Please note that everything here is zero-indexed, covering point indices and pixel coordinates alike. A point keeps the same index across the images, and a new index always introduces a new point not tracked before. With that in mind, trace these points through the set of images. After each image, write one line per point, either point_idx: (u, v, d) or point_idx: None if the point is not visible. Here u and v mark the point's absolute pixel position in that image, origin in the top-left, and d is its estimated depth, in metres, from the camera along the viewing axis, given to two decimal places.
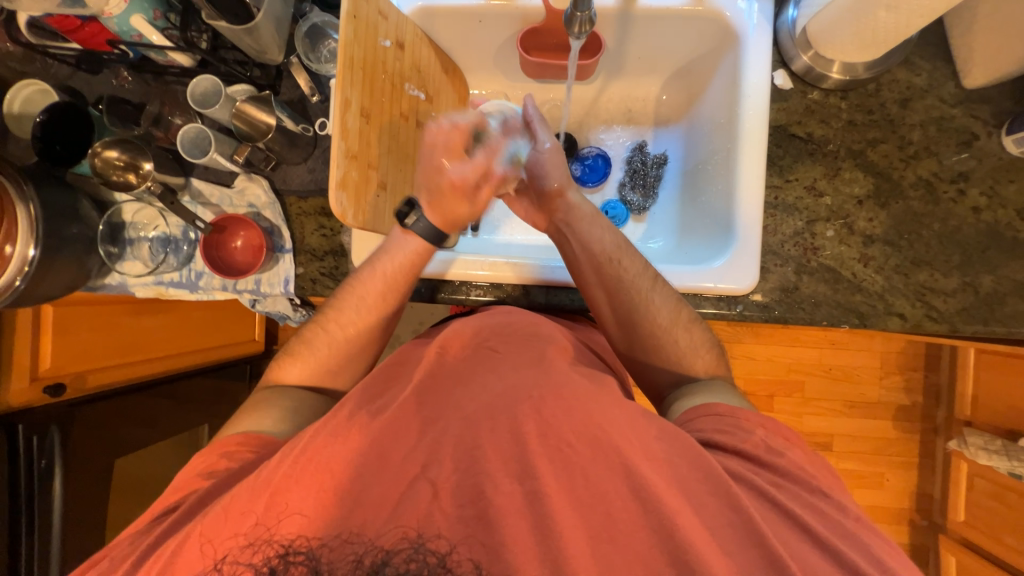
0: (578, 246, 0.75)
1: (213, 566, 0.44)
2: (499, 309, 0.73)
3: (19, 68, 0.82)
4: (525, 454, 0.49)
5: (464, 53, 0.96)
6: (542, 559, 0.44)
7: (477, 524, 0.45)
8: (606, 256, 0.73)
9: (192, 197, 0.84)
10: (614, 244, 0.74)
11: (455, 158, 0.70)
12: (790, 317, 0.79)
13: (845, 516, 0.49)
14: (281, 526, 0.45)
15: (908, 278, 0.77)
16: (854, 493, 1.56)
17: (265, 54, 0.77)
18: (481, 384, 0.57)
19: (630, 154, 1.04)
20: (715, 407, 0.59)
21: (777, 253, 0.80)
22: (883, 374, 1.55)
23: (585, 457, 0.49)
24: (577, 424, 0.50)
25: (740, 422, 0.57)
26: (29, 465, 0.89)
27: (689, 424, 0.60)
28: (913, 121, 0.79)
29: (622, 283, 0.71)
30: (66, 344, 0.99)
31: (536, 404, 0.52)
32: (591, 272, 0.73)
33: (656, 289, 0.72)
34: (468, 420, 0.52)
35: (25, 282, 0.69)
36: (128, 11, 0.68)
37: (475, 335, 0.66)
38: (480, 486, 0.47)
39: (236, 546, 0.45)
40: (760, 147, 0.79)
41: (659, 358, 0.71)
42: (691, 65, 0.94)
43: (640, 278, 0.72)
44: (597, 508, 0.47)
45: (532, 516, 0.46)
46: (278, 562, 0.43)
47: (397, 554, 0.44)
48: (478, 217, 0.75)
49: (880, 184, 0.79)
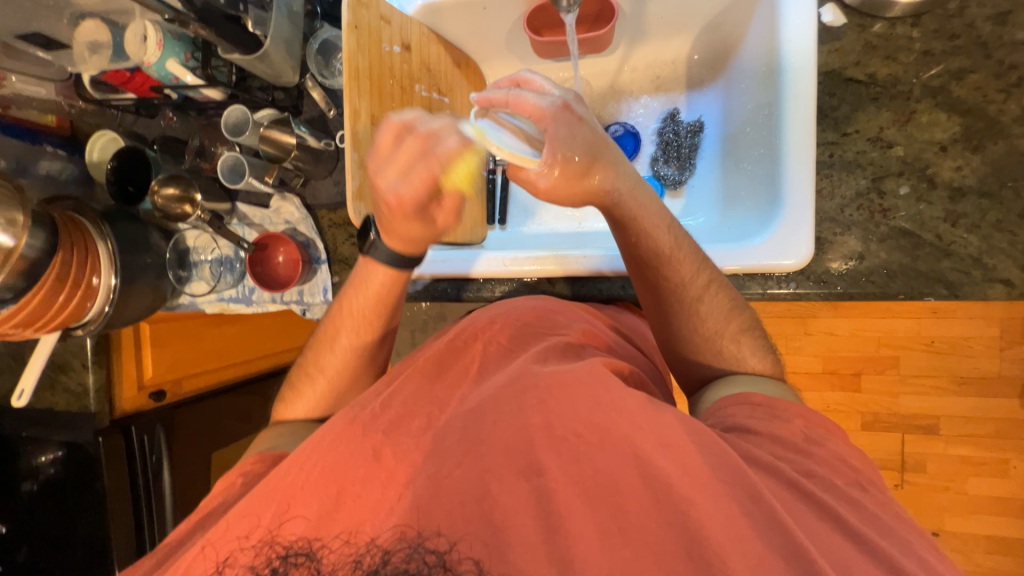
0: (629, 251, 0.66)
1: (217, 566, 0.51)
2: (515, 302, 0.74)
3: (94, 121, 0.93)
4: (533, 453, 0.50)
5: (476, 44, 0.94)
6: (549, 558, 0.45)
7: (480, 522, 0.48)
8: (659, 262, 0.65)
9: (239, 219, 0.92)
10: (651, 221, 0.64)
11: (392, 170, 0.56)
12: (857, 293, 0.69)
13: (883, 535, 0.45)
14: (283, 530, 0.51)
15: (1014, 237, 0.63)
16: (968, 482, 1.35)
17: (281, 78, 0.81)
18: (494, 384, 0.59)
19: (661, 125, 0.96)
20: (750, 396, 0.58)
21: (835, 219, 0.69)
22: (1004, 345, 1.30)
23: (592, 448, 0.49)
24: (583, 417, 0.51)
25: (776, 411, 0.56)
26: (144, 460, 1.04)
27: (721, 410, 0.59)
28: (1016, 39, 0.64)
29: (665, 285, 0.66)
30: (162, 356, 1.11)
31: (542, 396, 0.53)
32: (632, 262, 0.67)
33: (709, 295, 0.65)
34: (477, 421, 0.54)
35: (112, 307, 0.80)
36: (163, 57, 0.74)
37: (491, 329, 0.68)
38: (486, 485, 0.49)
39: (241, 548, 0.51)
40: (809, 101, 0.68)
41: (696, 350, 0.68)
42: (724, 15, 0.83)
43: (692, 283, 0.65)
44: (607, 505, 0.47)
45: (537, 512, 0.47)
46: (280, 563, 0.49)
47: (396, 553, 0.47)
48: (441, 230, 0.66)
49: (971, 124, 0.65)
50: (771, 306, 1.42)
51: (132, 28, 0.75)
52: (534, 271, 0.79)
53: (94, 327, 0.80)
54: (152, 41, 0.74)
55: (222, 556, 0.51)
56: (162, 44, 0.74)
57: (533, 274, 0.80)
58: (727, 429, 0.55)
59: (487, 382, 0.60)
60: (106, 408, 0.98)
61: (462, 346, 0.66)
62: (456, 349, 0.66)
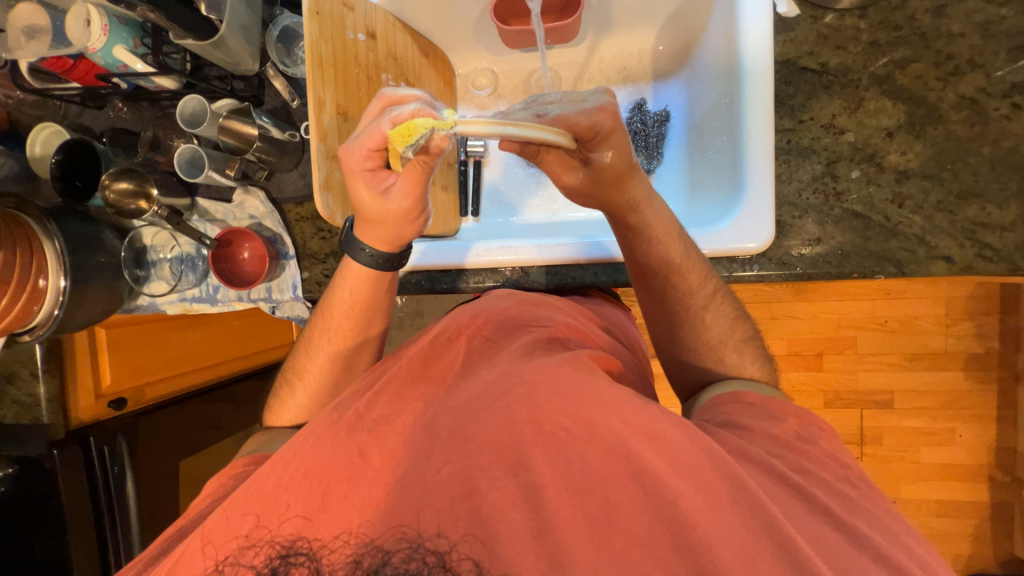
0: (641, 258, 0.68)
1: (216, 565, 0.49)
2: (492, 295, 0.74)
3: (36, 113, 0.87)
4: (520, 447, 0.50)
5: (443, 33, 0.93)
6: (539, 551, 0.45)
7: (470, 519, 0.47)
8: (670, 269, 0.67)
9: (200, 215, 0.88)
10: (663, 230, 0.67)
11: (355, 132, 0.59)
12: (816, 274, 0.72)
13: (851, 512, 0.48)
14: (282, 528, 0.49)
15: (954, 216, 0.68)
16: (920, 450, 1.45)
17: (239, 66, 0.78)
18: (479, 378, 0.58)
19: (630, 115, 0.97)
20: (745, 395, 0.61)
21: (794, 203, 0.72)
22: (949, 321, 1.39)
23: (579, 442, 0.49)
24: (569, 411, 0.51)
25: (771, 411, 0.59)
26: (103, 472, 0.99)
27: (715, 408, 0.62)
28: (951, 31, 0.68)
29: (671, 291, 0.68)
30: (121, 362, 1.06)
31: (527, 389, 0.53)
32: (640, 272, 0.70)
33: (715, 303, 0.69)
34: (462, 418, 0.53)
35: (63, 310, 0.75)
36: (109, 44, 0.71)
37: (475, 325, 0.67)
38: (474, 482, 0.48)
39: (239, 548, 0.49)
40: (767, 89, 0.71)
41: (687, 347, 0.70)
42: (687, 6, 0.85)
43: (699, 290, 0.68)
44: (595, 495, 0.47)
45: (526, 507, 0.47)
46: (279, 562, 0.48)
47: (396, 553, 0.46)
48: (400, 216, 0.63)
49: (914, 111, 0.69)
50: (738, 292, 1.47)
51: (74, 10, 0.71)
52: (509, 260, 0.79)
53: (44, 332, 0.75)
54: (96, 26, 0.70)
55: (220, 554, 0.49)
56: (108, 30, 0.70)
57: (508, 263, 0.80)
58: (719, 424, 0.59)
59: (469, 377, 0.59)
60: (60, 419, 0.93)
61: (447, 343, 0.65)
62: (440, 345, 0.65)
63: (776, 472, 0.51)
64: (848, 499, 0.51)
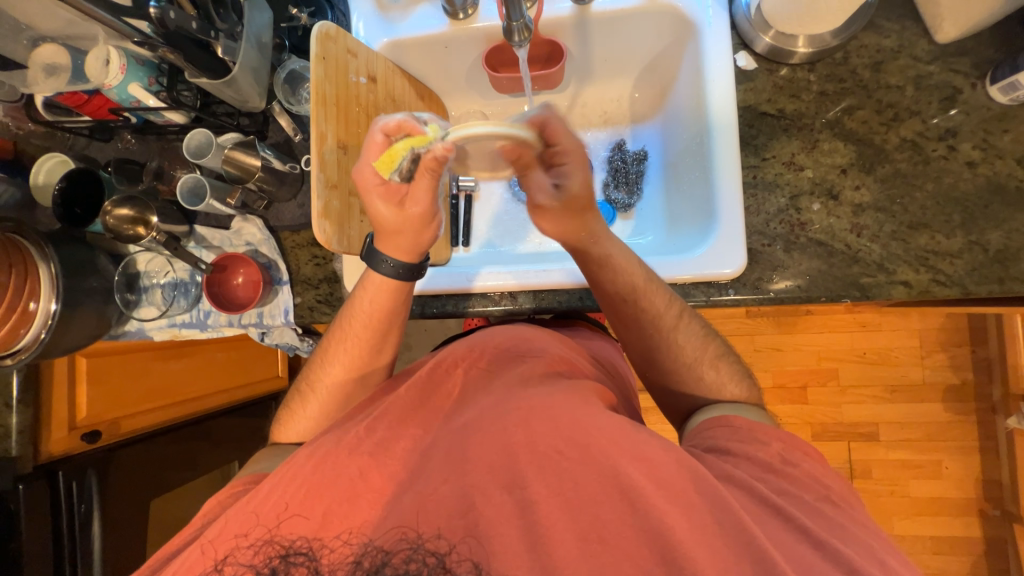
0: (611, 284, 0.73)
1: (215, 566, 0.50)
2: (498, 328, 0.75)
3: (42, 143, 0.91)
4: (515, 466, 0.50)
5: (439, 79, 1.02)
6: (532, 565, 0.45)
7: (465, 533, 0.47)
8: (631, 295, 0.72)
9: (196, 242, 0.91)
10: (623, 260, 0.73)
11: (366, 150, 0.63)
12: (787, 298, 0.76)
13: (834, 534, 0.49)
14: (283, 529, 0.51)
15: (907, 244, 0.74)
16: (909, 483, 1.46)
17: (247, 103, 0.83)
18: (477, 398, 0.60)
19: (610, 154, 1.04)
20: (731, 420, 0.63)
21: (763, 232, 0.78)
22: (923, 352, 1.45)
23: (574, 462, 0.50)
24: (562, 432, 0.52)
25: (756, 436, 0.60)
26: (70, 509, 0.93)
27: (705, 431, 0.64)
28: (890, 83, 0.78)
29: (642, 317, 0.72)
30: (100, 392, 1.04)
31: (524, 416, 0.54)
32: (609, 301, 0.74)
33: (682, 325, 0.72)
34: (460, 438, 0.54)
35: (49, 334, 0.75)
36: (125, 81, 0.76)
37: (469, 354, 0.68)
38: (470, 498, 0.49)
39: (239, 547, 0.51)
40: (732, 130, 0.78)
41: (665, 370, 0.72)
42: (658, 59, 0.95)
43: (665, 314, 0.72)
44: (586, 513, 0.48)
45: (522, 526, 0.47)
46: (279, 562, 0.49)
47: (396, 554, 0.47)
48: (412, 220, 0.67)
49: (863, 151, 0.77)
50: (721, 324, 1.52)
51: (94, 51, 0.76)
52: (507, 284, 0.82)
53: (26, 355, 0.74)
54: (114, 65, 0.75)
55: (219, 556, 0.51)
56: (126, 69, 0.76)
57: (503, 287, 0.83)
58: (708, 449, 0.60)
59: (467, 401, 0.60)
60: (29, 453, 0.89)
61: (443, 376, 0.66)
62: (437, 378, 0.65)
63: (758, 491, 0.53)
64: (833, 522, 0.52)
